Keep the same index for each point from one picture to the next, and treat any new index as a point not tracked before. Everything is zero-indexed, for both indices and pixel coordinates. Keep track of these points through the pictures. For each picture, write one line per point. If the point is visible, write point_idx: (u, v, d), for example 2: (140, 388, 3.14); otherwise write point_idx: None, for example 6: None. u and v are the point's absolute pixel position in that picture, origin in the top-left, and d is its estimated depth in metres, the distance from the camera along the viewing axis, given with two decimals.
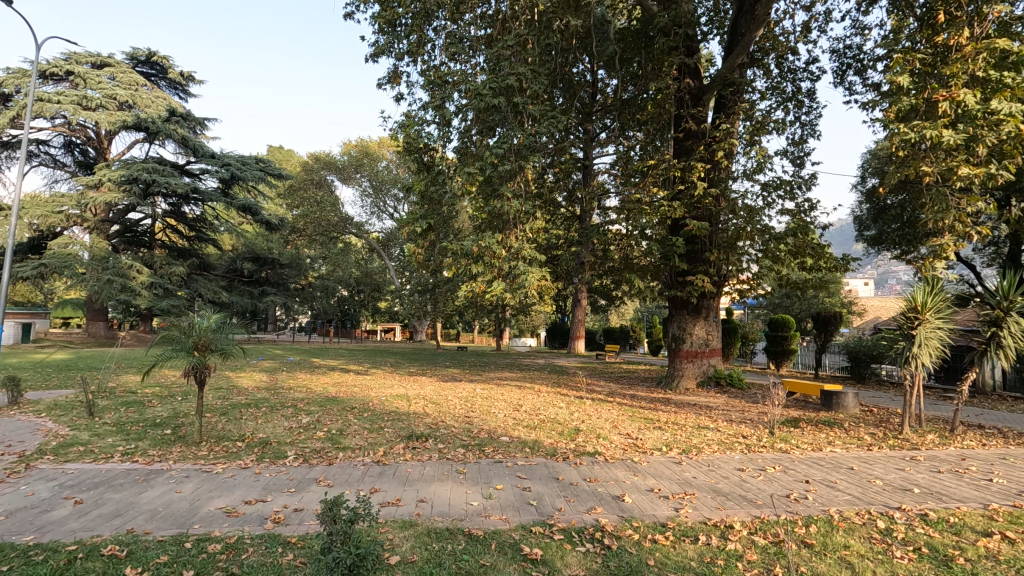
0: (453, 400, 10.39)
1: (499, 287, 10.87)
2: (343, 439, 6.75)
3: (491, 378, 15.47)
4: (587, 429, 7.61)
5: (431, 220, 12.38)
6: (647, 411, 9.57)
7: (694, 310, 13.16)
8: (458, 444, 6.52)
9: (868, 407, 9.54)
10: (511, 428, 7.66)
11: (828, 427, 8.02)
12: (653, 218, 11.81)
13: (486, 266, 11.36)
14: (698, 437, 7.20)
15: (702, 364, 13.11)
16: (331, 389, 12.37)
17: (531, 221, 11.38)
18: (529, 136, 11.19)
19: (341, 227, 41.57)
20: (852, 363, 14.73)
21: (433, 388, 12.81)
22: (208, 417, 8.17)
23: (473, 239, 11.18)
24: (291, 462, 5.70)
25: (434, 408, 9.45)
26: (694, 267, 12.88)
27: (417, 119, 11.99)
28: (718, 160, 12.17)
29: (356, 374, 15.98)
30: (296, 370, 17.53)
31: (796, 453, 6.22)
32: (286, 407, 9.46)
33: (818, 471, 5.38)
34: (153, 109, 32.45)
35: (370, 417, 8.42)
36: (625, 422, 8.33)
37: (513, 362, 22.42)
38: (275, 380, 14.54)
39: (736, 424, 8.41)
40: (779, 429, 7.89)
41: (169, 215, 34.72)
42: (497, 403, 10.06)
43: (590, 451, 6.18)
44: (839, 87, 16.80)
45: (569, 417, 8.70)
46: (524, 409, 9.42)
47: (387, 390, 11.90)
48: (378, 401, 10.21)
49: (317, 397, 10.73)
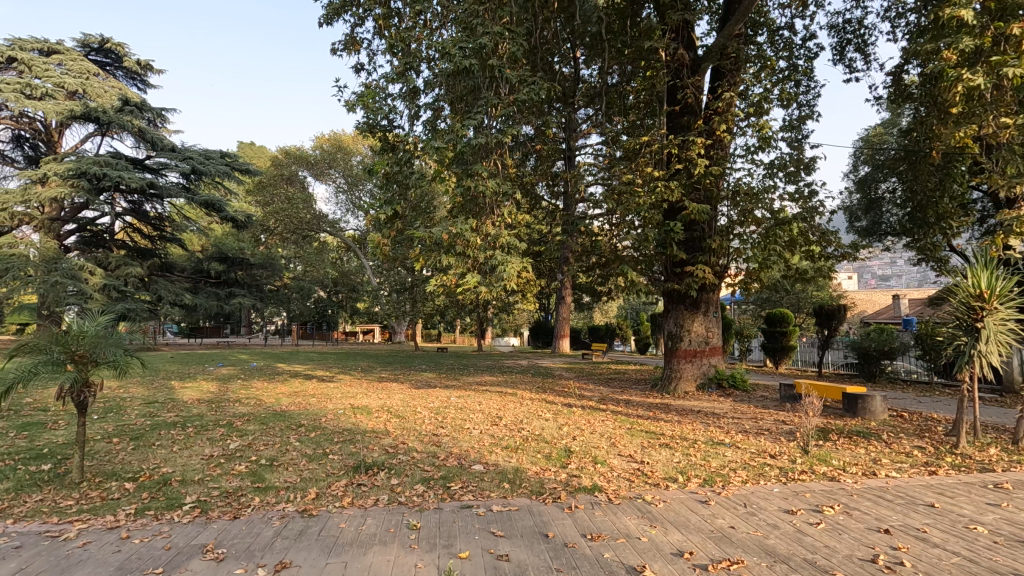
0: (423, 412, 8.98)
1: (474, 281, 9.41)
2: (268, 474, 5.25)
3: (469, 383, 14.07)
4: (580, 451, 6.21)
5: (396, 207, 10.92)
6: (648, 422, 8.21)
7: (692, 305, 11.84)
8: (417, 479, 5.07)
9: (899, 412, 8.36)
10: (486, 451, 6.23)
11: (865, 440, 6.77)
12: (648, 201, 10.50)
13: (459, 258, 9.92)
14: (718, 459, 5.84)
15: (702, 364, 11.79)
16: (286, 400, 10.91)
17: (510, 208, 9.99)
18: (507, 107, 9.79)
19: (315, 226, 39.28)
20: (860, 360, 13.60)
21: (402, 396, 11.34)
22: (112, 445, 6.60)
23: (443, 225, 9.74)
24: (181, 515, 4.16)
25: (398, 424, 8.02)
26: (693, 257, 11.58)
27: (379, 90, 10.51)
28: (718, 135, 10.90)
29: (321, 381, 14.52)
30: (254, 378, 15.85)
31: (846, 481, 4.89)
32: (221, 425, 7.95)
33: (891, 512, 4.04)
34: (105, 99, 30.32)
35: (316, 440, 6.91)
36: (624, 438, 6.97)
37: (495, 363, 20.98)
38: (225, 390, 12.93)
39: (756, 438, 7.09)
40: (809, 444, 6.59)
41: (127, 213, 32.63)
42: (473, 416, 8.64)
43: (587, 486, 4.76)
44: (838, 65, 15.75)
45: (558, 432, 7.32)
46: (504, 423, 8.02)
47: (350, 401, 10.47)
48: (334, 416, 8.74)
49: (265, 412, 9.28)
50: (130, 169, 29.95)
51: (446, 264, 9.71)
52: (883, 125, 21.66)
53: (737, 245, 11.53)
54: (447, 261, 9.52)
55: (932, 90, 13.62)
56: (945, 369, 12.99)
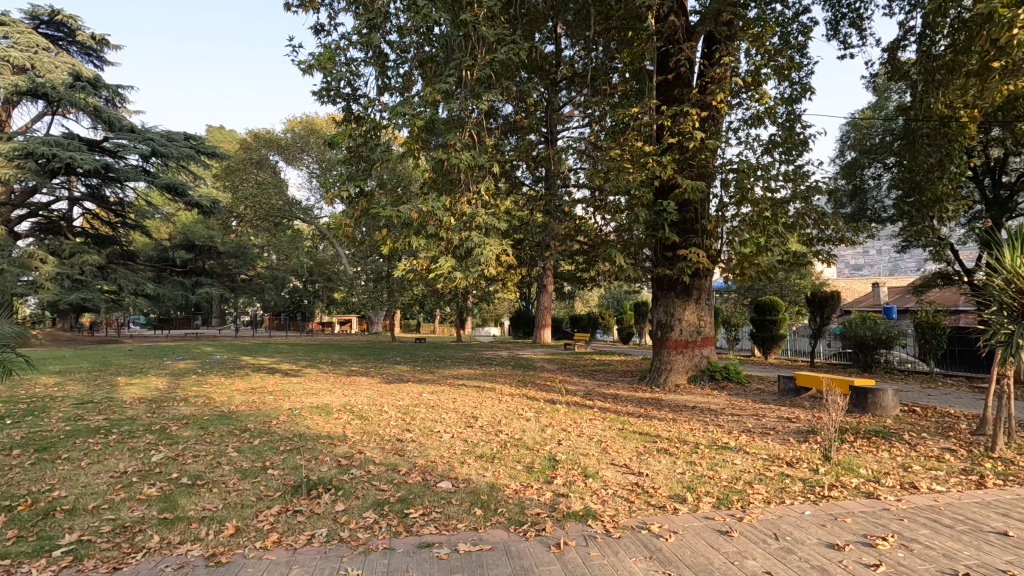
0: (390, 412, 8.02)
1: (447, 265, 8.39)
2: (184, 499, 4.24)
3: (445, 376, 13.11)
4: (567, 460, 5.33)
5: (362, 184, 9.82)
6: (640, 422, 7.36)
7: (684, 291, 11.00)
8: (368, 503, 4.11)
9: (911, 407, 7.68)
10: (457, 462, 5.29)
11: (887, 442, 6.01)
12: (639, 177, 9.61)
13: (430, 240, 8.89)
14: (728, 469, 4.99)
15: (694, 355, 11.02)
16: (238, 398, 9.82)
17: (488, 185, 9.00)
18: (483, 69, 8.75)
19: (287, 213, 37.60)
20: (856, 350, 12.96)
21: (370, 393, 10.33)
22: (6, 461, 5.48)
23: (412, 203, 8.72)
24: (44, 567, 3.13)
25: (359, 427, 7.04)
26: (685, 240, 10.73)
27: (340, 52, 9.34)
28: (714, 106, 10.03)
29: (284, 377, 13.46)
30: (212, 372, 14.66)
31: (887, 498, 4.06)
32: (152, 431, 6.89)
33: (959, 545, 3.22)
34: (55, 75, 28.23)
35: (259, 448, 5.90)
36: (616, 443, 6.09)
37: (474, 355, 20.03)
38: (176, 387, 11.77)
39: (764, 441, 6.29)
40: (827, 448, 5.77)
41: (84, 198, 30.76)
42: (445, 416, 7.71)
43: (578, 511, 3.86)
44: (832, 40, 14.99)
45: (540, 435, 6.43)
46: (480, 425, 7.10)
47: (310, 399, 9.47)
48: (287, 418, 7.73)
49: (209, 413, 8.22)
50: (83, 150, 28.07)
51: (416, 246, 8.67)
52: (872, 107, 21.10)
53: (732, 222, 10.73)
54: (417, 244, 8.48)
55: (929, 66, 13.00)
56: (944, 359, 12.42)
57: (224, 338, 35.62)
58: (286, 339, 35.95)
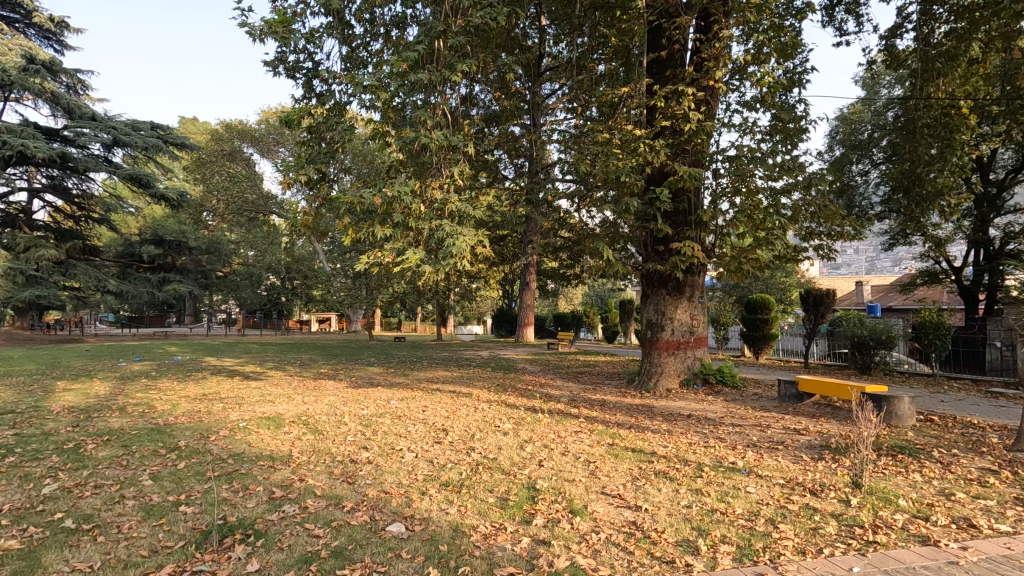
0: (349, 424, 7.06)
1: (416, 258, 7.45)
2: (51, 557, 3.27)
3: (420, 379, 12.14)
4: (550, 489, 4.46)
5: (324, 168, 8.82)
6: (632, 435, 6.50)
7: (676, 288, 10.19)
8: (292, 561, 3.19)
9: (929, 415, 6.98)
10: (417, 492, 4.38)
11: (914, 460, 5.25)
12: (630, 162, 8.78)
13: (397, 229, 7.95)
14: (742, 501, 4.15)
15: (685, 356, 10.23)
16: (183, 407, 8.74)
17: (462, 169, 8.07)
18: (457, 37, 7.81)
19: (262, 206, 36.10)
20: (854, 350, 12.32)
21: (334, 400, 9.30)
22: None
23: (378, 189, 7.77)
24: None
25: (308, 444, 6.07)
26: (678, 233, 9.94)
27: (296, 17, 8.32)
28: (711, 85, 9.22)
29: (244, 380, 12.42)
30: (168, 376, 13.52)
31: (948, 547, 3.24)
32: (61, 451, 5.84)
33: None
34: (6, 59, 26.63)
35: (179, 475, 4.91)
36: (607, 463, 5.23)
37: (453, 355, 19.07)
38: (119, 393, 10.64)
39: (775, 459, 5.48)
40: (850, 470, 4.98)
41: (44, 189, 29.14)
42: (411, 429, 6.77)
43: (564, 572, 2.99)
44: (827, 26, 14.34)
45: (518, 454, 5.55)
46: (449, 440, 6.19)
47: (263, 408, 8.47)
48: (229, 432, 6.73)
49: (141, 425, 7.19)
50: (39, 138, 26.45)
51: (382, 236, 7.72)
52: (862, 101, 20.67)
53: (728, 212, 9.89)
54: (382, 234, 7.52)
55: (929, 54, 12.44)
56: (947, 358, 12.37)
57: (195, 339, 33.00)
58: (260, 339, 33.30)
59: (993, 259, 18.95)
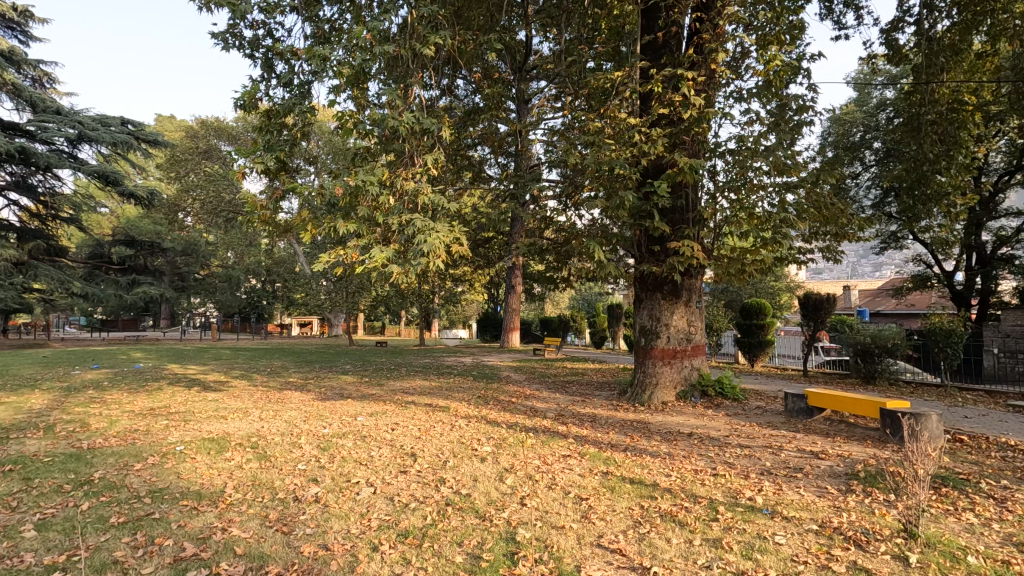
0: (303, 448, 6.10)
1: (382, 256, 6.52)
2: None
3: (395, 390, 11.20)
4: (532, 542, 3.61)
5: (283, 157, 7.87)
6: (628, 461, 5.64)
7: (671, 292, 9.41)
8: None
9: (959, 435, 6.27)
10: (367, 549, 3.49)
11: (961, 493, 4.47)
12: (623, 153, 7.97)
13: (363, 224, 7.03)
14: (771, 559, 3.34)
15: (682, 366, 9.43)
16: (119, 426, 7.69)
17: (436, 157, 7.20)
18: (431, 6, 6.94)
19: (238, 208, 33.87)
20: (857, 359, 11.63)
21: (295, 416, 8.31)
22: None
23: (342, 179, 6.86)
24: None
25: (248, 475, 5.11)
26: (675, 231, 9.14)
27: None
28: (712, 69, 8.43)
29: (202, 392, 11.36)
30: (122, 386, 12.38)
31: None
32: None
33: None
34: None
35: (71, 524, 3.93)
36: (604, 502, 4.37)
37: (435, 362, 18.12)
38: (56, 407, 9.50)
39: (798, 494, 4.66)
40: (893, 511, 4.18)
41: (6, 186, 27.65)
42: (375, 454, 5.86)
43: None
44: (826, 18, 13.73)
45: (496, 489, 4.68)
46: (417, 470, 5.27)
47: (211, 426, 7.48)
48: (160, 458, 5.75)
49: (60, 451, 6.17)
50: None
51: (344, 233, 6.82)
52: (856, 101, 20.21)
53: (729, 209, 9.06)
54: (345, 229, 6.61)
55: (933, 47, 11.83)
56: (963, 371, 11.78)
57: (167, 341, 35.24)
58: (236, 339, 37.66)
59: (987, 264, 18.41)
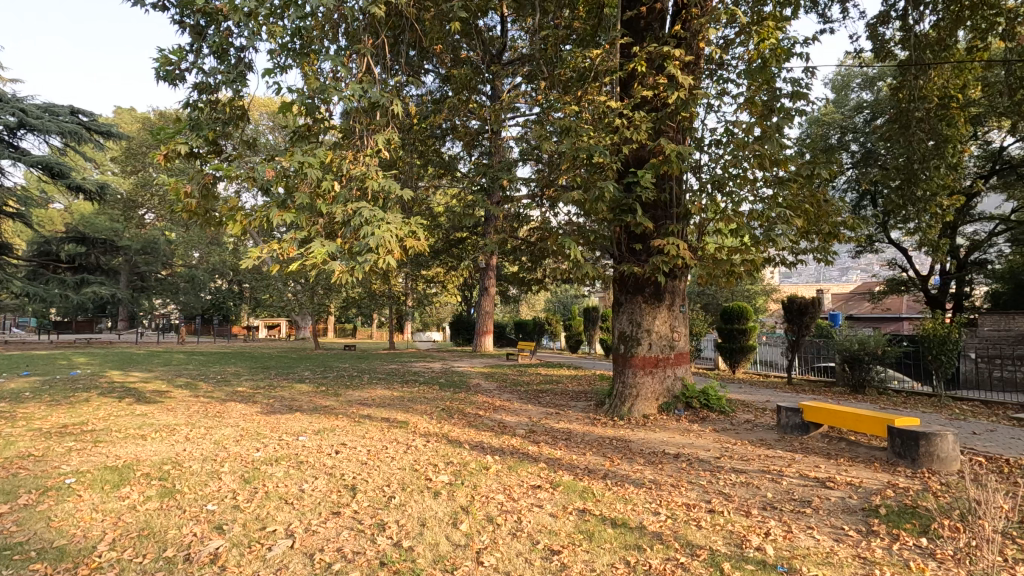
0: (222, 481, 5.07)
1: (322, 251, 5.55)
2: None
3: (352, 401, 10.14)
4: None
5: (213, 137, 6.79)
6: (609, 496, 4.75)
7: (653, 295, 8.63)
8: None
9: (976, 457, 5.60)
10: None
11: (1003, 537, 3.73)
12: (602, 139, 7.13)
13: (302, 213, 6.02)
14: None
15: (664, 376, 8.64)
16: (11, 449, 6.48)
17: (388, 137, 6.25)
18: None
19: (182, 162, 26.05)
20: (846, 366, 11.01)
21: (227, 435, 7.20)
22: None
23: (276, 160, 5.85)
24: None
25: (139, 521, 4.09)
26: (657, 227, 8.34)
27: None
28: (698, 49, 7.68)
29: (133, 404, 10.11)
30: (44, 397, 11.00)
31: None
32: None
33: None
34: None
35: None
36: (582, 558, 3.49)
37: (401, 368, 17.04)
38: None
39: (814, 540, 3.85)
40: (935, 567, 3.39)
41: None
42: (307, 488, 4.88)
43: None
44: (810, 10, 13.21)
45: (447, 538, 3.76)
46: (353, 509, 4.33)
47: (123, 450, 6.35)
48: (37, 497, 4.67)
49: None
50: None
51: (278, 223, 5.80)
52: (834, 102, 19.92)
53: (716, 205, 8.29)
54: (279, 216, 5.61)
55: (920, 40, 11.35)
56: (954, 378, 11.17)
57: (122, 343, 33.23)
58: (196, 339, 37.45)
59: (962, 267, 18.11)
